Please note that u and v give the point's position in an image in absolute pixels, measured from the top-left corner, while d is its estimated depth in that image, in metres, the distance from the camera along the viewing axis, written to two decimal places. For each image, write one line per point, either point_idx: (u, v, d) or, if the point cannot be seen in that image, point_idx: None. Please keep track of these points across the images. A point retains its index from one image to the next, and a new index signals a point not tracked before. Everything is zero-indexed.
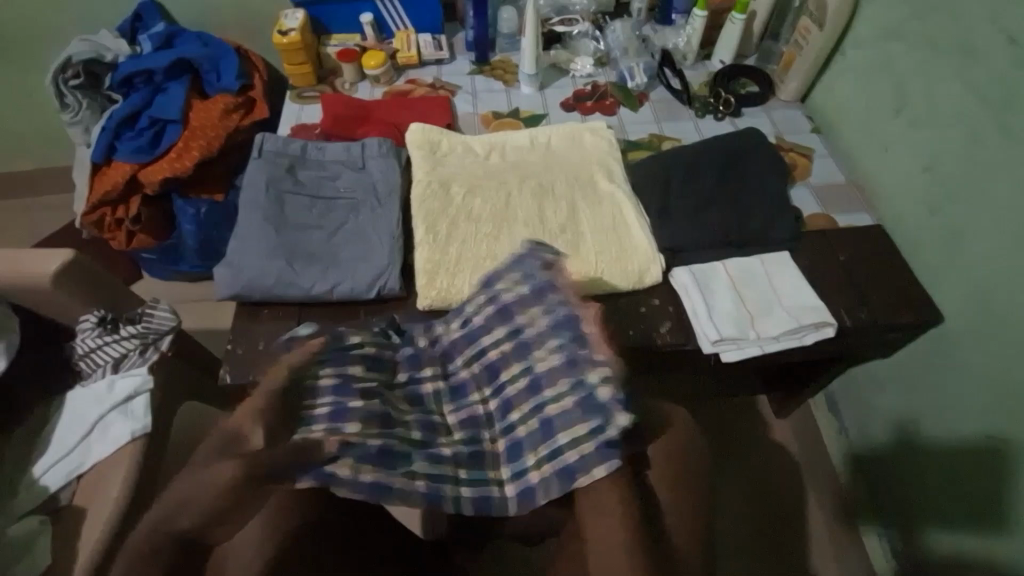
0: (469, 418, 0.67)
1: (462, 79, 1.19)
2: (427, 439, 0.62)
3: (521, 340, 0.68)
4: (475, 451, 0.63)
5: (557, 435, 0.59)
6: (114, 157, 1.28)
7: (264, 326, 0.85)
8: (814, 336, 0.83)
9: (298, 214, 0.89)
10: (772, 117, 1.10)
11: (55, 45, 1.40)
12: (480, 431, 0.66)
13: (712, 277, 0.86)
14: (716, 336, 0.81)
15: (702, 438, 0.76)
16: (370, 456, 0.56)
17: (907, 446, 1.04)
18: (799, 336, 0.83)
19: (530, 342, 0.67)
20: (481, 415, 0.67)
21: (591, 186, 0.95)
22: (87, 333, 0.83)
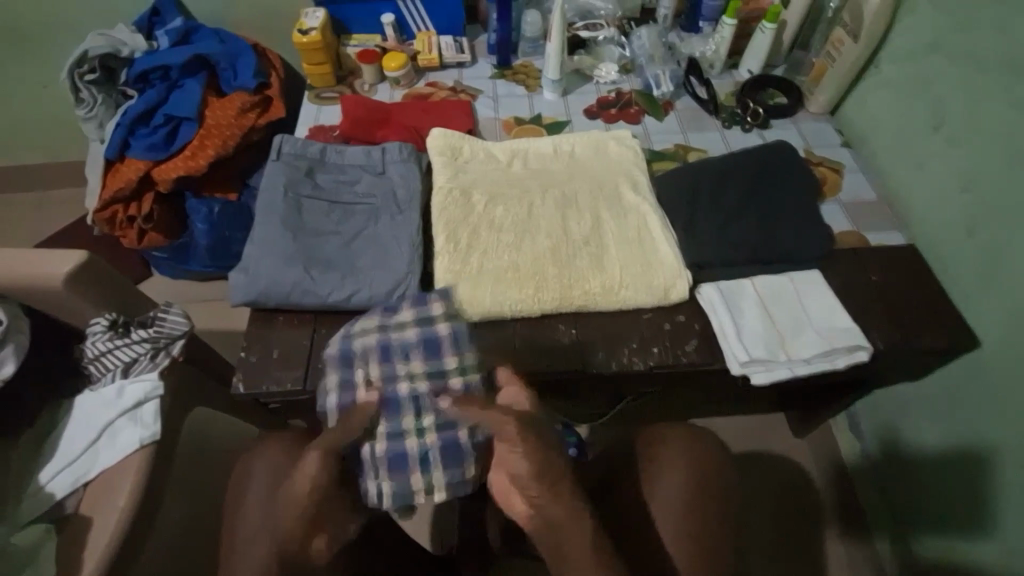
0: (426, 350, 0.75)
1: (483, 83, 1.17)
2: (439, 388, 0.74)
3: (386, 397, 0.73)
4: (450, 343, 0.75)
5: (443, 356, 0.74)
6: (128, 153, 1.26)
7: (277, 334, 0.83)
8: (846, 360, 0.80)
9: (315, 218, 0.86)
10: (801, 130, 1.07)
11: (72, 36, 1.38)
12: (435, 342, 0.75)
13: (740, 295, 0.83)
14: (745, 357, 0.78)
15: (710, 441, 0.77)
16: (467, 452, 0.72)
17: (927, 461, 1.01)
18: (832, 359, 0.80)
19: (392, 399, 0.73)
20: (415, 343, 0.75)
21: (615, 197, 0.92)
22: (97, 337, 0.81)
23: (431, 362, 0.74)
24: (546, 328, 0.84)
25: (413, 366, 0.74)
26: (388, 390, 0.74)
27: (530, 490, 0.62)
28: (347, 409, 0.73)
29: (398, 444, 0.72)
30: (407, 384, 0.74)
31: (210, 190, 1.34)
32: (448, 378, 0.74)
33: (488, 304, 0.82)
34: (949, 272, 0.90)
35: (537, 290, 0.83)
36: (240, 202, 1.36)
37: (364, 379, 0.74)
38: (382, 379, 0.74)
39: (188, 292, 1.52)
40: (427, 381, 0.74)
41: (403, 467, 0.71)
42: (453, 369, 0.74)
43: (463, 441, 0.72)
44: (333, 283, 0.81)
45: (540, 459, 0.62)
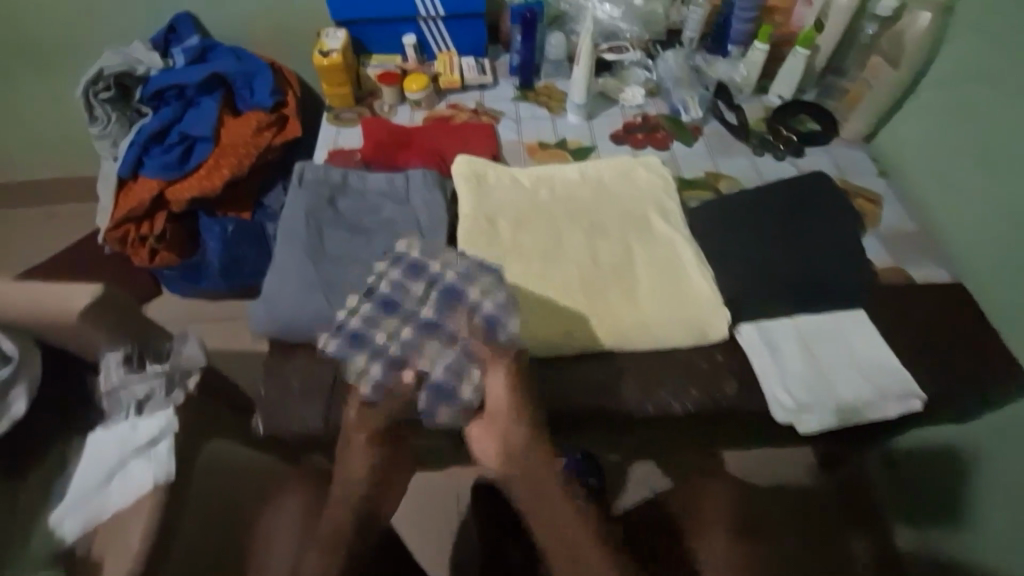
0: (412, 267, 0.74)
1: (506, 105, 1.14)
2: (444, 288, 0.72)
3: (412, 331, 0.70)
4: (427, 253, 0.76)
5: (428, 265, 0.74)
6: (141, 172, 1.24)
7: (297, 369, 0.79)
8: (899, 409, 0.75)
9: (337, 247, 0.83)
10: (834, 157, 1.03)
11: (86, 53, 1.37)
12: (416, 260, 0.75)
13: (780, 335, 0.80)
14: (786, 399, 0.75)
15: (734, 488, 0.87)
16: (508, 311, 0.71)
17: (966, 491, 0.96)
18: (883, 408, 0.75)
19: (416, 328, 0.70)
20: (400, 274, 0.74)
21: (645, 227, 0.89)
22: (111, 371, 0.78)
23: (424, 277, 0.74)
24: (576, 368, 0.80)
25: (408, 288, 0.73)
26: (407, 326, 0.71)
27: (519, 458, 0.61)
28: (386, 363, 0.69)
29: (453, 350, 0.68)
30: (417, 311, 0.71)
31: (225, 210, 1.32)
32: (448, 275, 0.73)
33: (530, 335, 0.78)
34: (996, 311, 0.86)
35: (569, 325, 0.79)
36: (254, 221, 1.33)
37: (380, 340, 0.71)
38: (391, 323, 0.72)
39: (197, 312, 1.49)
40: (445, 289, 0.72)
41: (466, 357, 0.68)
42: (444, 265, 0.74)
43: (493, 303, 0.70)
44: None
45: (521, 394, 0.64)
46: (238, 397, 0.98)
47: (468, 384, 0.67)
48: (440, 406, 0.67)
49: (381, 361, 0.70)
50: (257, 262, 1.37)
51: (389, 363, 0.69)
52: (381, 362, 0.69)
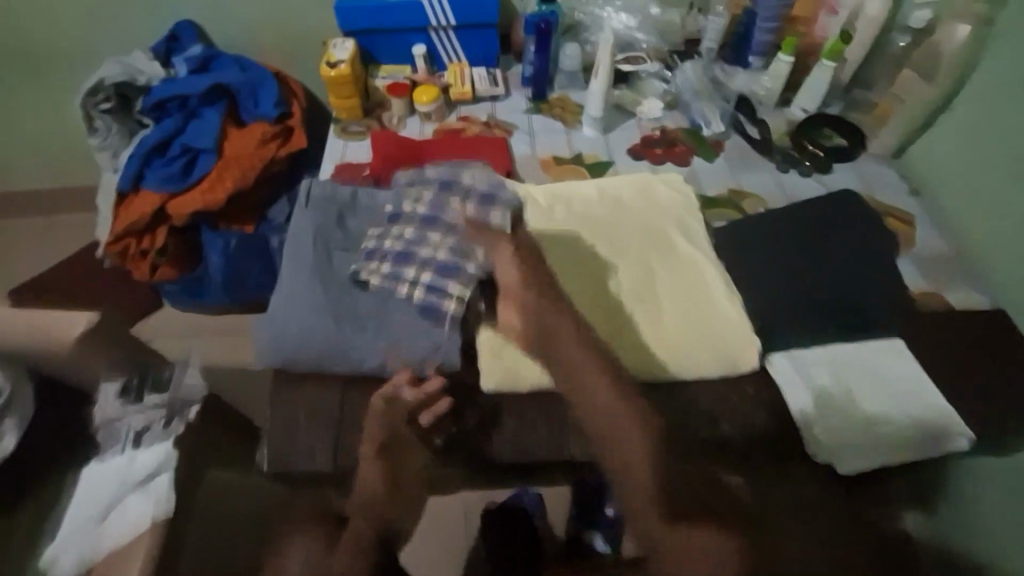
0: (397, 199, 0.84)
1: (519, 117, 1.10)
2: (427, 202, 0.81)
3: (408, 250, 0.78)
4: (407, 180, 0.86)
5: (409, 191, 0.84)
6: (142, 185, 1.20)
7: (303, 399, 0.75)
8: (942, 449, 0.72)
9: (346, 270, 0.79)
10: (861, 174, 0.99)
11: (87, 62, 1.33)
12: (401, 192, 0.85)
13: (813, 368, 0.76)
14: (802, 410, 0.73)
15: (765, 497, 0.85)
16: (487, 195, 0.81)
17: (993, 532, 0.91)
18: (926, 449, 0.72)
19: (412, 247, 0.78)
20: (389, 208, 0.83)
21: (668, 247, 0.85)
22: (109, 401, 0.76)
23: (407, 204, 0.82)
24: None
25: (397, 213, 0.82)
26: (402, 247, 0.78)
27: (543, 323, 0.70)
28: (393, 279, 0.76)
29: (452, 237, 0.78)
30: (409, 231, 0.79)
31: (228, 223, 1.28)
32: (430, 189, 0.83)
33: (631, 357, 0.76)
34: None
35: None
36: (257, 233, 1.29)
37: (377, 266, 0.77)
38: (387, 248, 0.79)
39: (200, 326, 1.45)
40: (433, 192, 0.82)
41: (461, 250, 0.77)
42: (424, 185, 0.84)
43: (473, 196, 0.81)
44: (366, 348, 0.74)
45: (525, 265, 0.73)
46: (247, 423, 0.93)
47: (473, 261, 0.76)
48: (449, 279, 0.75)
49: (387, 282, 0.76)
50: (260, 276, 1.33)
51: (396, 278, 0.76)
52: (386, 282, 0.76)
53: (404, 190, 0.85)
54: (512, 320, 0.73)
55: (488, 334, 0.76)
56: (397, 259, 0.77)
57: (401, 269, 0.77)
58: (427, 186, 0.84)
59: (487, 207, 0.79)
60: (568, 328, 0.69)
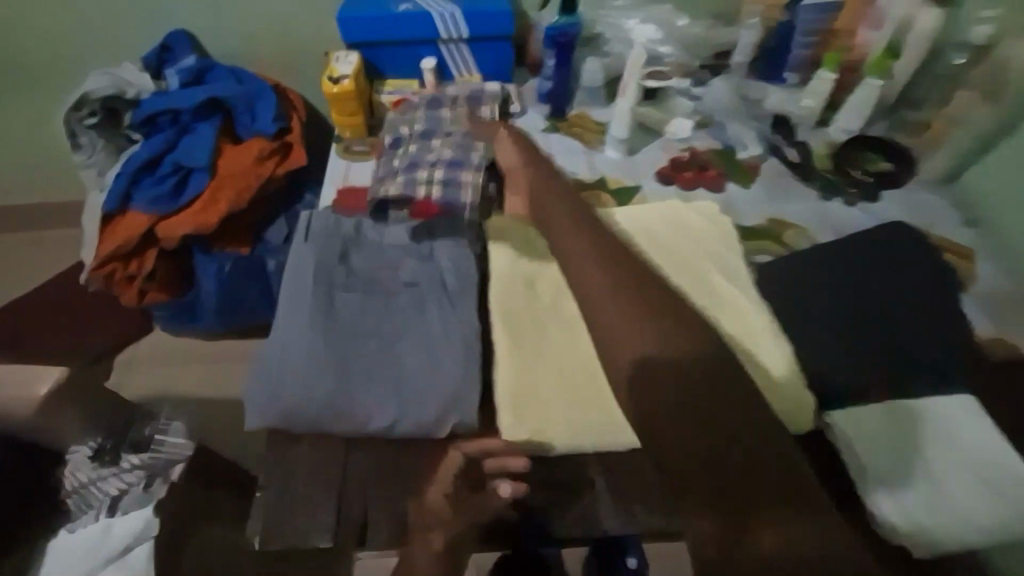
0: (393, 135, 0.96)
1: (536, 137, 1.02)
2: (426, 126, 0.96)
3: (416, 163, 0.90)
4: (398, 115, 0.99)
5: (400, 127, 0.97)
6: (130, 205, 1.12)
7: (302, 462, 0.67)
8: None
9: (350, 314, 0.71)
10: (913, 202, 0.91)
11: (73, 73, 1.25)
12: (396, 127, 0.97)
13: (873, 430, 0.68)
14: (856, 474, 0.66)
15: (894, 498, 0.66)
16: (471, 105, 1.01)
17: None
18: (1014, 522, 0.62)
19: (417, 162, 0.90)
20: (389, 142, 0.96)
21: (708, 287, 0.76)
22: (81, 468, 0.68)
23: (402, 133, 0.96)
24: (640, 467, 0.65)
25: (398, 144, 0.95)
26: (410, 163, 0.91)
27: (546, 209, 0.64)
28: (409, 184, 0.88)
29: (453, 141, 0.93)
30: (412, 151, 0.92)
31: (222, 245, 1.19)
32: (421, 114, 0.98)
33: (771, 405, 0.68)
34: None
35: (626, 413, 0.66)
36: (252, 256, 1.21)
37: (394, 182, 0.88)
38: (397, 165, 0.91)
39: (190, 353, 1.36)
40: (423, 118, 0.97)
41: (461, 143, 0.92)
42: (412, 116, 0.98)
43: (462, 107, 1.00)
44: (371, 408, 0.65)
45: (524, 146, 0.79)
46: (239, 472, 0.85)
47: (475, 152, 0.90)
48: (459, 175, 0.88)
49: (404, 189, 0.87)
50: (255, 300, 1.24)
51: (410, 183, 0.88)
52: (403, 189, 0.87)
53: (397, 125, 0.98)
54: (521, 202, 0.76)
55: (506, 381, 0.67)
56: (409, 169, 0.90)
57: (415, 177, 0.88)
58: (416, 117, 0.98)
59: (478, 107, 1.01)
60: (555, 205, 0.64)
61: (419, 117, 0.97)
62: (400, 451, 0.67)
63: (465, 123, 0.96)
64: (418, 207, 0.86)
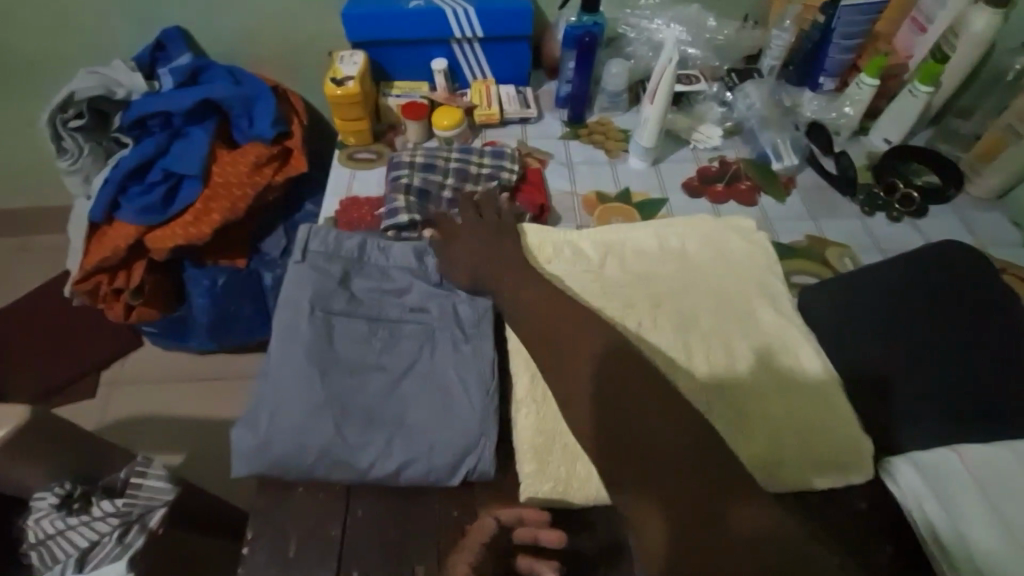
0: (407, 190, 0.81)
1: (554, 145, 0.95)
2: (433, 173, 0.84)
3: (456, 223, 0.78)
4: (401, 168, 0.84)
5: (409, 178, 0.82)
6: (117, 214, 1.05)
7: (296, 513, 0.59)
8: None
9: (351, 348, 0.64)
10: (964, 221, 0.84)
11: (60, 71, 1.18)
12: (405, 180, 0.82)
13: (950, 469, 0.57)
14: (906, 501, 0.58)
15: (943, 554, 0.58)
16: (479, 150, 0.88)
17: None
18: None
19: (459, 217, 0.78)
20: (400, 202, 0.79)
21: (749, 316, 0.69)
22: (43, 515, 0.58)
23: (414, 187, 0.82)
24: None
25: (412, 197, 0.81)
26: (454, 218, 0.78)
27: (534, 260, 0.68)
28: None
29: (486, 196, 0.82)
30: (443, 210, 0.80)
31: (215, 258, 1.12)
32: (429, 169, 0.84)
33: (797, 462, 0.61)
34: None
35: None
36: (249, 269, 1.14)
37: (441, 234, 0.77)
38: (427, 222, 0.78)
39: (182, 370, 1.29)
40: (427, 168, 0.84)
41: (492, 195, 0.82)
42: (411, 167, 0.84)
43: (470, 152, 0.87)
44: (375, 456, 0.58)
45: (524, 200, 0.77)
46: (227, 510, 0.77)
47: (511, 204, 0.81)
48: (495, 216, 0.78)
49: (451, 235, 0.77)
50: (251, 316, 1.20)
51: None
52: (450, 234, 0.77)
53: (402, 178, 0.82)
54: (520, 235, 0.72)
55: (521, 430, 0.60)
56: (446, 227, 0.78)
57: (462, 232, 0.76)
58: (426, 165, 0.84)
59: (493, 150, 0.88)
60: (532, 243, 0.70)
61: (427, 169, 0.84)
62: (408, 503, 0.60)
63: (477, 152, 0.87)
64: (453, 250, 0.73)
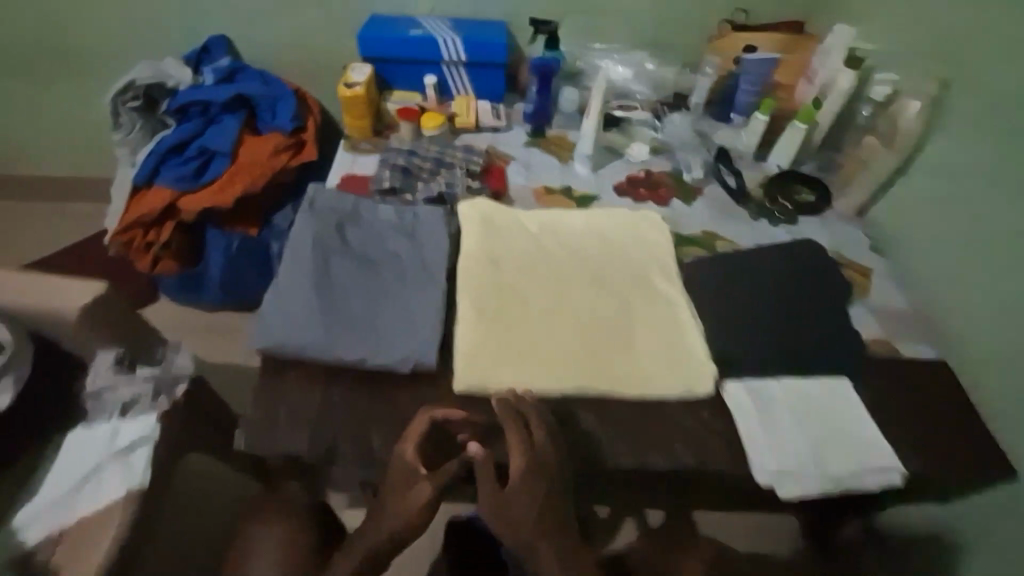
0: (393, 167, 1.06)
1: (518, 150, 1.18)
2: (413, 159, 1.07)
3: (430, 193, 1.02)
4: (390, 154, 1.09)
5: (396, 160, 1.07)
6: (157, 179, 1.27)
7: (287, 390, 0.78)
8: (878, 481, 0.74)
9: (339, 274, 0.85)
10: (830, 230, 1.06)
11: (120, 64, 1.42)
12: (394, 160, 1.07)
13: (771, 400, 0.79)
14: (773, 465, 0.74)
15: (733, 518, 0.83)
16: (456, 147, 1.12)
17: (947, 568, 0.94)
18: (863, 479, 0.74)
19: (432, 189, 1.03)
20: (387, 175, 1.04)
21: (645, 280, 0.90)
22: (103, 372, 0.78)
23: (400, 164, 1.06)
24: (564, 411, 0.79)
25: (397, 173, 1.05)
26: (427, 190, 1.03)
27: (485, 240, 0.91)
28: (434, 199, 1.02)
29: (456, 174, 1.06)
30: (420, 185, 1.04)
31: (232, 224, 1.33)
32: (411, 156, 1.08)
33: (666, 378, 0.80)
34: (992, 384, 0.85)
35: (556, 368, 0.80)
36: (259, 238, 1.35)
37: (412, 197, 1.02)
38: (404, 189, 1.03)
39: (186, 323, 1.48)
40: (410, 156, 1.08)
41: (459, 178, 1.06)
42: (399, 152, 1.09)
43: (445, 148, 1.11)
44: (349, 347, 0.78)
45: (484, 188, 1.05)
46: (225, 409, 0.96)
47: (472, 185, 1.05)
48: (459, 191, 1.03)
49: (423, 198, 1.02)
50: (257, 276, 1.40)
51: (435, 200, 1.02)
52: (422, 198, 1.02)
53: (391, 159, 1.08)
54: (478, 208, 0.95)
55: (520, 465, 0.72)
56: (419, 195, 1.02)
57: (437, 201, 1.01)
58: (411, 151, 1.09)
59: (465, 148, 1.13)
60: (486, 228, 0.92)
61: (409, 154, 1.08)
62: (373, 393, 0.79)
63: (452, 149, 1.11)
64: (426, 216, 0.94)
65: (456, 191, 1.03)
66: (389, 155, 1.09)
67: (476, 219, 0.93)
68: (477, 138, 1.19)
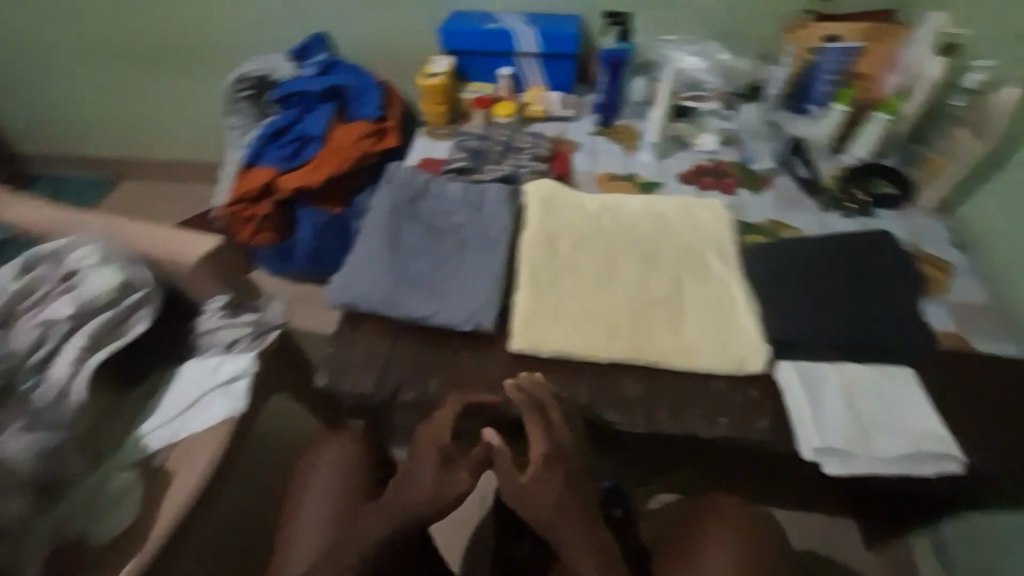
0: (466, 150, 1.14)
1: (584, 138, 1.22)
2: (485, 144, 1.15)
3: (499, 174, 1.10)
4: (464, 138, 1.17)
5: (468, 144, 1.15)
6: (260, 160, 1.43)
7: (360, 340, 0.87)
8: (932, 468, 0.74)
9: (411, 241, 0.93)
10: (906, 224, 1.02)
11: (233, 58, 1.60)
12: (466, 145, 1.15)
13: (823, 383, 0.79)
14: (818, 444, 0.74)
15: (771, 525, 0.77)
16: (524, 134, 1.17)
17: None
18: (916, 465, 0.74)
19: (501, 170, 1.10)
20: (460, 158, 1.12)
21: (701, 262, 0.91)
22: (211, 314, 0.90)
23: (471, 147, 1.15)
24: (613, 379, 0.82)
25: (468, 155, 1.12)
26: (496, 170, 1.11)
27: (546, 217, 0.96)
28: (503, 178, 1.09)
29: (523, 158, 1.13)
30: (489, 166, 1.11)
31: (320, 203, 1.47)
32: (482, 140, 1.16)
33: (719, 355, 0.82)
34: None
35: (608, 338, 0.83)
36: (343, 215, 1.49)
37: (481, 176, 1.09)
38: (475, 168, 1.11)
39: (275, 290, 1.64)
40: (481, 140, 1.16)
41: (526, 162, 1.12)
42: (472, 136, 1.18)
43: (514, 134, 1.17)
44: (416, 304, 0.86)
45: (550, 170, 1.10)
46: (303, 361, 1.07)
47: (537, 168, 1.11)
48: (525, 172, 1.10)
49: (492, 177, 1.09)
50: (340, 251, 1.53)
51: (503, 179, 1.10)
52: (491, 177, 1.09)
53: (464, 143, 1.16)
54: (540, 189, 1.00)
55: (541, 450, 0.71)
56: (488, 174, 1.10)
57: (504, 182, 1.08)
58: (483, 137, 1.17)
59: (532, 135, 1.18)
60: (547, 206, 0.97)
61: (480, 139, 1.16)
62: (435, 348, 0.86)
63: (521, 136, 1.17)
64: (491, 195, 1.00)
65: (522, 172, 1.10)
66: (461, 140, 1.17)
67: (540, 199, 0.99)
68: (545, 126, 1.25)
